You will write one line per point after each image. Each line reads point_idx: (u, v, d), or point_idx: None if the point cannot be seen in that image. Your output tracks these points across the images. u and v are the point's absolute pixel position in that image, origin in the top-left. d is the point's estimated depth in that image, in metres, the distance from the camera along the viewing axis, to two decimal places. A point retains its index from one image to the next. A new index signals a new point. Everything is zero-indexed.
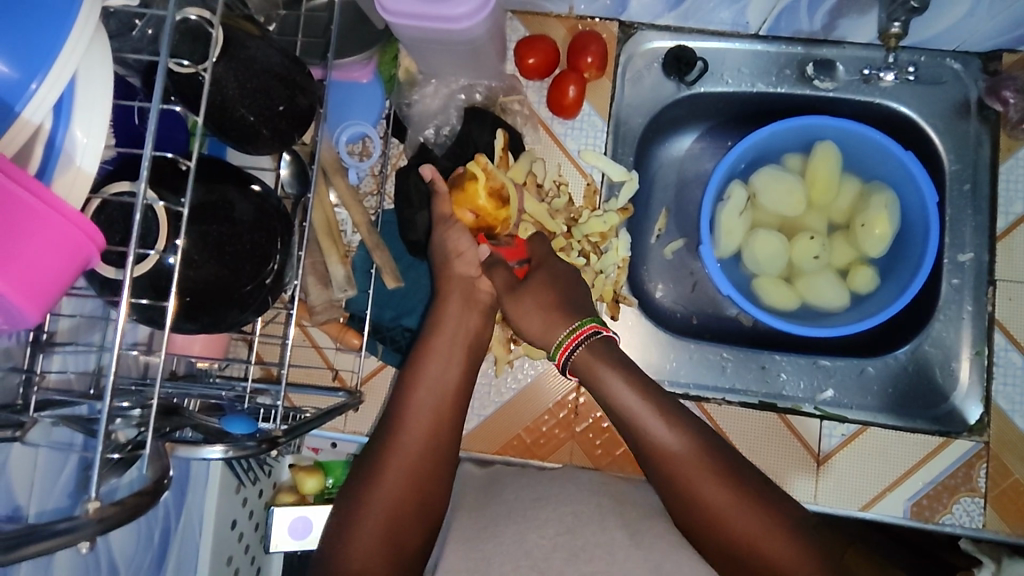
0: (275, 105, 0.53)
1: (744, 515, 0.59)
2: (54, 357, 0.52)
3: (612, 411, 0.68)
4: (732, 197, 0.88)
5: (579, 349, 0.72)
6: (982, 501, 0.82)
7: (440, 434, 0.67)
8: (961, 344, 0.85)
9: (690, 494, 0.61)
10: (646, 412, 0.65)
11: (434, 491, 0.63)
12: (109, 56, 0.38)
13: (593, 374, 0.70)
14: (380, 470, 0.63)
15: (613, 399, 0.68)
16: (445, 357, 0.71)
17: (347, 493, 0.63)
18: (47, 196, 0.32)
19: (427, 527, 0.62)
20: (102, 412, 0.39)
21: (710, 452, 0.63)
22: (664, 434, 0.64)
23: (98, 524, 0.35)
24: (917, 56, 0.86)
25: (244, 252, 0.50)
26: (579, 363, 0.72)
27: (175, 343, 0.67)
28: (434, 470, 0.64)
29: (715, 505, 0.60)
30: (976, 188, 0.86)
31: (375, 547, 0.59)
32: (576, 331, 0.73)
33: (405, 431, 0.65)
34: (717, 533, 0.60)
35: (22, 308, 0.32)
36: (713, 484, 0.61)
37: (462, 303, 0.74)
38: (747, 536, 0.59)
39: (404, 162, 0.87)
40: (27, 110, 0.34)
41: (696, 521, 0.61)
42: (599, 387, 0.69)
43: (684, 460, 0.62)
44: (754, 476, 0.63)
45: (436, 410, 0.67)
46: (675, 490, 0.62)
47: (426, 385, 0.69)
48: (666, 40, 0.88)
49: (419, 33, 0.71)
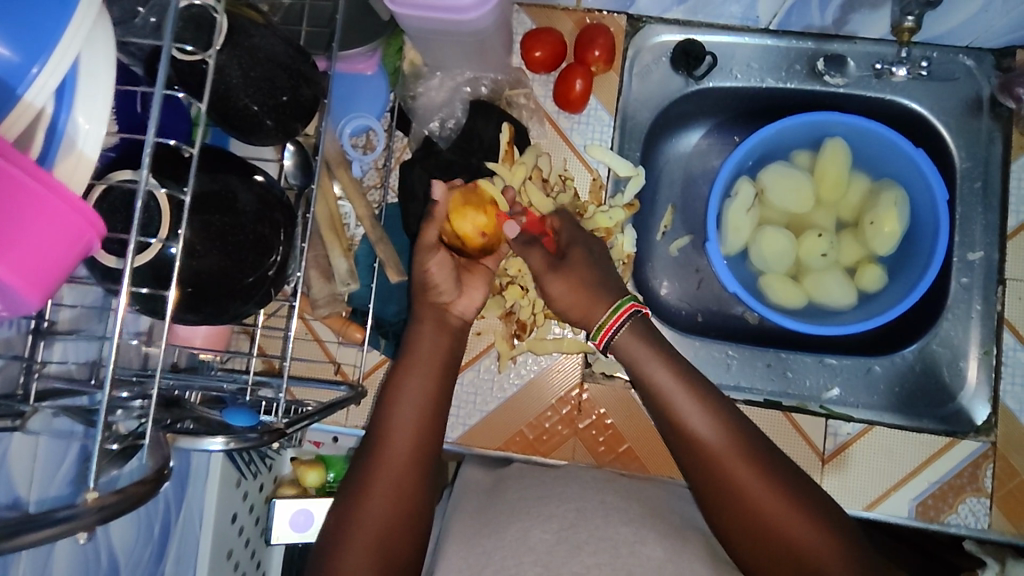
0: (279, 94, 0.53)
1: (777, 502, 0.61)
2: (55, 347, 0.52)
3: (649, 396, 0.70)
4: (739, 193, 0.87)
5: (622, 329, 0.73)
6: (987, 501, 0.81)
7: (421, 441, 0.67)
8: (969, 343, 0.84)
9: (724, 477, 0.62)
10: (684, 399, 0.67)
11: (417, 500, 0.64)
12: (113, 41, 0.37)
13: (630, 356, 0.72)
14: (371, 474, 0.64)
15: (651, 382, 0.70)
16: (424, 367, 0.72)
17: (339, 501, 0.64)
18: (46, 178, 0.31)
19: (415, 536, 0.63)
20: (101, 403, 0.39)
21: (744, 440, 0.65)
22: (698, 415, 0.66)
23: (97, 513, 0.35)
24: (930, 51, 0.85)
25: (246, 243, 0.50)
26: (620, 344, 0.73)
27: (177, 334, 0.66)
28: (416, 476, 0.65)
29: (745, 487, 0.62)
30: (987, 186, 0.85)
31: (365, 552, 0.59)
32: (615, 313, 0.74)
33: (390, 441, 0.66)
34: (745, 515, 0.61)
35: (24, 293, 0.32)
36: (746, 463, 0.63)
37: (435, 325, 0.75)
38: (778, 522, 0.60)
39: (407, 155, 0.86)
40: (30, 92, 0.33)
41: (730, 512, 0.62)
42: (637, 371, 0.71)
43: (719, 445, 0.64)
44: (787, 467, 0.65)
45: (418, 422, 0.68)
46: (708, 475, 0.63)
47: (407, 396, 0.69)
48: (674, 34, 0.87)
49: (425, 25, 0.70)
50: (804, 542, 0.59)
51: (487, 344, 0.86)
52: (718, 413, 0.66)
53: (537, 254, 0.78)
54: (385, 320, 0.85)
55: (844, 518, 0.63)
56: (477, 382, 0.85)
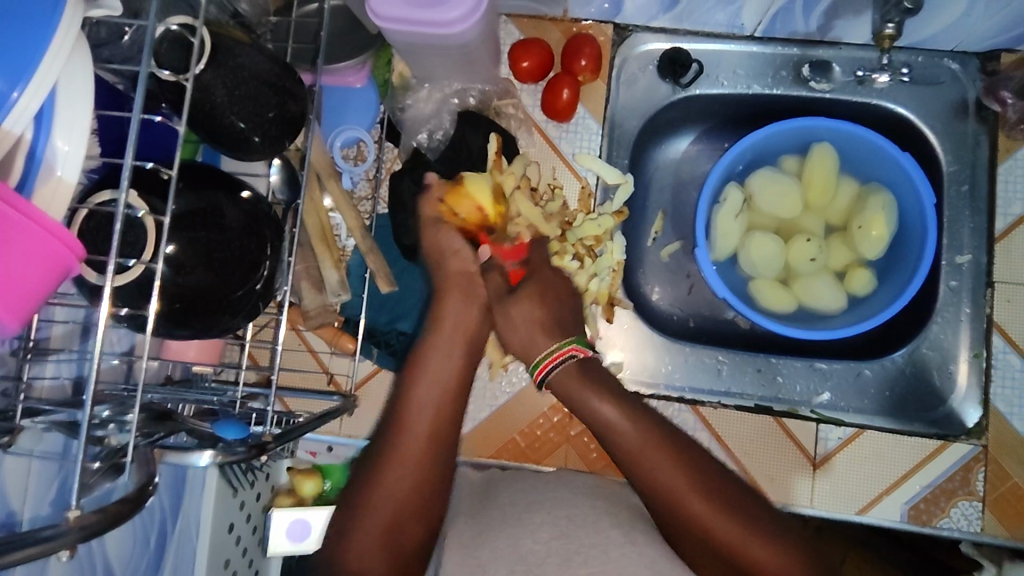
0: (265, 111, 0.53)
1: (733, 526, 0.59)
2: (45, 365, 0.53)
3: (594, 423, 0.68)
4: (728, 199, 0.88)
5: (559, 367, 0.72)
6: (980, 505, 0.81)
7: (438, 432, 0.65)
8: (959, 346, 0.84)
9: (684, 515, 0.60)
10: (627, 427, 0.65)
11: (433, 495, 0.63)
12: (90, 65, 0.38)
13: (568, 387, 0.70)
14: (380, 466, 0.63)
15: (592, 410, 0.67)
16: (444, 354, 0.70)
17: (347, 495, 0.64)
18: (25, 208, 0.33)
19: (425, 525, 0.63)
20: (84, 420, 0.40)
21: (695, 464, 0.62)
22: (643, 452, 0.63)
23: (79, 530, 0.36)
24: (913, 56, 0.86)
25: (233, 259, 0.50)
26: (555, 376, 0.72)
27: (171, 348, 0.68)
28: (429, 466, 0.63)
29: (705, 524, 0.59)
30: (974, 189, 0.85)
31: (377, 545, 0.60)
32: (553, 353, 0.72)
33: (402, 432, 0.64)
34: (707, 542, 0.59)
35: (1, 318, 0.34)
36: (699, 501, 0.60)
37: (462, 298, 0.73)
38: (735, 544, 0.58)
39: (398, 166, 0.86)
40: (9, 120, 0.34)
41: (698, 548, 0.60)
42: (579, 399, 0.69)
43: (662, 470, 0.61)
44: (743, 493, 0.62)
45: (436, 409, 0.66)
46: (660, 500, 0.61)
47: (422, 384, 0.67)
48: (661, 42, 0.88)
49: (411, 39, 0.71)
50: (765, 565, 0.58)
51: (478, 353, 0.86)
52: (662, 437, 0.64)
53: (496, 276, 0.76)
54: (377, 329, 0.85)
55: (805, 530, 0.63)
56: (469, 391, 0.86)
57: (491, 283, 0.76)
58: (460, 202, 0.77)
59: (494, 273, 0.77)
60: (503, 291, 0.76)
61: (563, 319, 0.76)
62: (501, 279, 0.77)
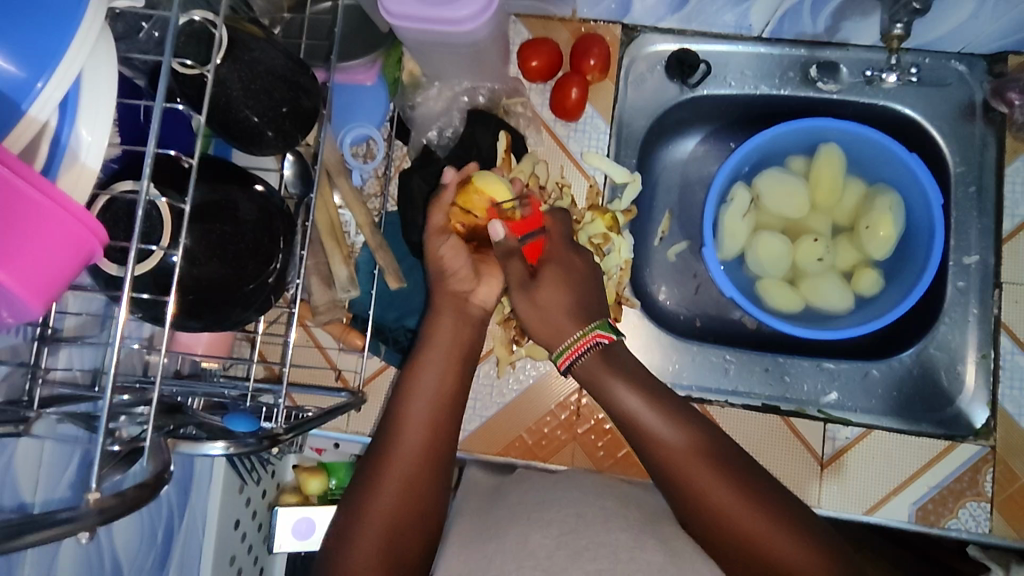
0: (278, 106, 0.54)
1: (759, 522, 0.60)
2: (60, 354, 0.53)
3: (620, 419, 0.70)
4: (736, 199, 0.89)
5: (585, 356, 0.74)
6: (988, 506, 0.80)
7: (440, 435, 0.67)
8: (966, 347, 0.84)
9: (715, 512, 0.61)
10: (659, 423, 0.67)
11: (433, 496, 0.65)
12: (112, 56, 0.39)
13: (596, 381, 0.73)
14: (383, 467, 0.64)
15: (622, 406, 0.70)
16: (444, 360, 0.72)
17: (347, 501, 0.64)
18: (52, 192, 0.33)
19: (424, 529, 0.63)
20: (102, 408, 0.40)
21: (728, 466, 0.64)
22: (676, 449, 0.65)
23: (98, 514, 0.36)
24: (921, 58, 0.86)
25: (247, 251, 0.51)
26: (582, 368, 0.74)
27: (180, 341, 0.68)
28: (430, 468, 0.65)
29: (738, 522, 0.60)
30: (982, 190, 0.86)
31: (376, 547, 0.60)
32: (579, 341, 0.74)
33: (406, 434, 0.66)
34: (736, 541, 0.60)
35: (26, 299, 0.33)
36: (732, 497, 0.61)
37: (454, 315, 0.76)
38: (765, 542, 0.59)
39: (407, 164, 0.88)
40: (34, 107, 0.35)
41: (729, 549, 0.60)
42: (608, 395, 0.71)
43: (695, 469, 0.63)
44: (770, 491, 0.64)
45: (438, 412, 0.68)
46: (687, 494, 0.63)
47: (424, 388, 0.69)
48: (669, 43, 0.89)
49: (422, 36, 0.71)
50: (797, 566, 0.58)
51: (488, 350, 0.87)
52: (694, 438, 0.66)
53: (516, 264, 0.75)
54: (385, 326, 0.87)
55: (823, 528, 0.63)
56: (477, 388, 0.86)
57: (512, 272, 0.75)
58: (471, 200, 0.76)
59: (513, 261, 0.75)
60: (525, 279, 0.75)
61: (588, 305, 0.76)
62: (522, 265, 0.76)
